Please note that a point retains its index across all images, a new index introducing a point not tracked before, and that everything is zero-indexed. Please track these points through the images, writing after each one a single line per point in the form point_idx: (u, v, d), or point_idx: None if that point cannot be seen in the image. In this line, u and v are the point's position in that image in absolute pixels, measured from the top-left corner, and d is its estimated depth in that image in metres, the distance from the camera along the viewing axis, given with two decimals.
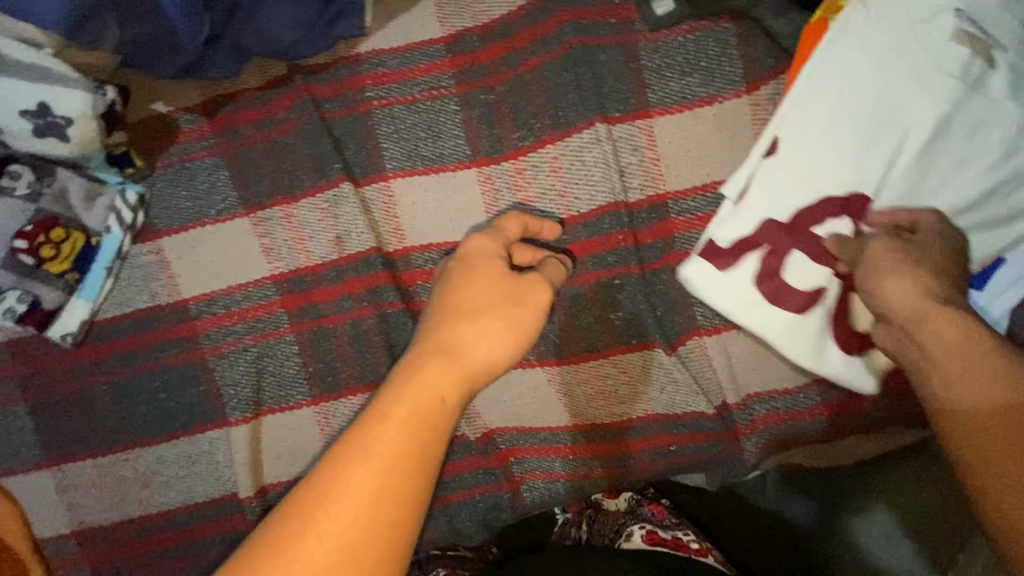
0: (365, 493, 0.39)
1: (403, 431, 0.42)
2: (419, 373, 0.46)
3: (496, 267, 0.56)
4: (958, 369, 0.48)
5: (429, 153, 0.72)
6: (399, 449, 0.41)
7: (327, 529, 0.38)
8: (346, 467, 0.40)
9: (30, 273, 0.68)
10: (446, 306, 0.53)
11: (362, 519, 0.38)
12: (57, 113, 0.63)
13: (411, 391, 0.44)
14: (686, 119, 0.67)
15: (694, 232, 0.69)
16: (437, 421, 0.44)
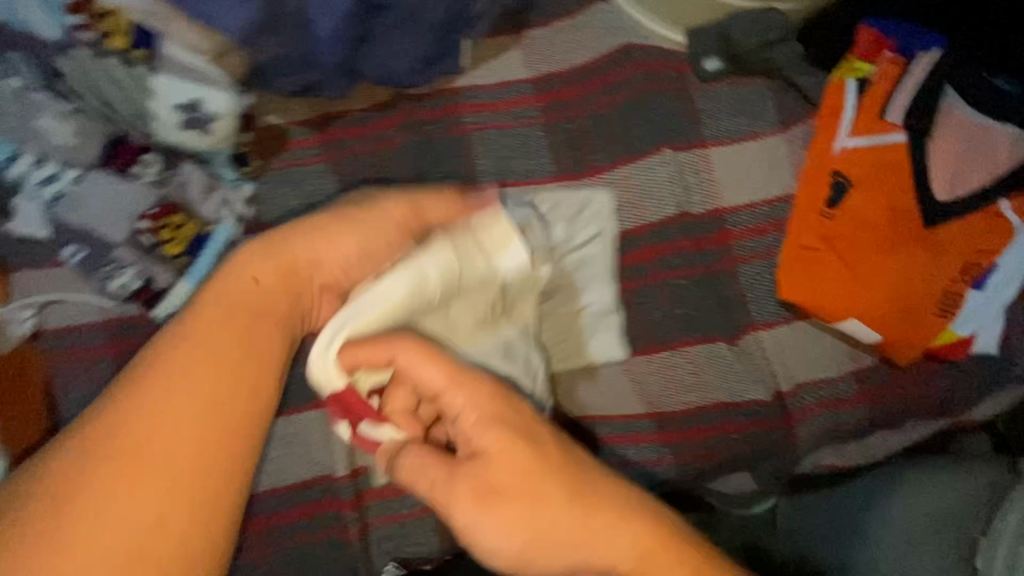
0: (181, 391, 0.52)
1: (206, 360, 0.53)
2: (194, 365, 0.53)
3: (273, 272, 0.61)
4: (531, 515, 0.52)
5: (518, 169, 0.83)
6: (210, 358, 0.54)
7: (133, 432, 0.50)
8: (163, 363, 0.53)
9: (149, 253, 0.72)
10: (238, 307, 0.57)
11: (210, 404, 0.52)
12: (206, 109, 0.71)
13: (225, 288, 0.58)
14: (736, 149, 0.82)
15: (747, 240, 0.80)
16: (257, 324, 0.57)
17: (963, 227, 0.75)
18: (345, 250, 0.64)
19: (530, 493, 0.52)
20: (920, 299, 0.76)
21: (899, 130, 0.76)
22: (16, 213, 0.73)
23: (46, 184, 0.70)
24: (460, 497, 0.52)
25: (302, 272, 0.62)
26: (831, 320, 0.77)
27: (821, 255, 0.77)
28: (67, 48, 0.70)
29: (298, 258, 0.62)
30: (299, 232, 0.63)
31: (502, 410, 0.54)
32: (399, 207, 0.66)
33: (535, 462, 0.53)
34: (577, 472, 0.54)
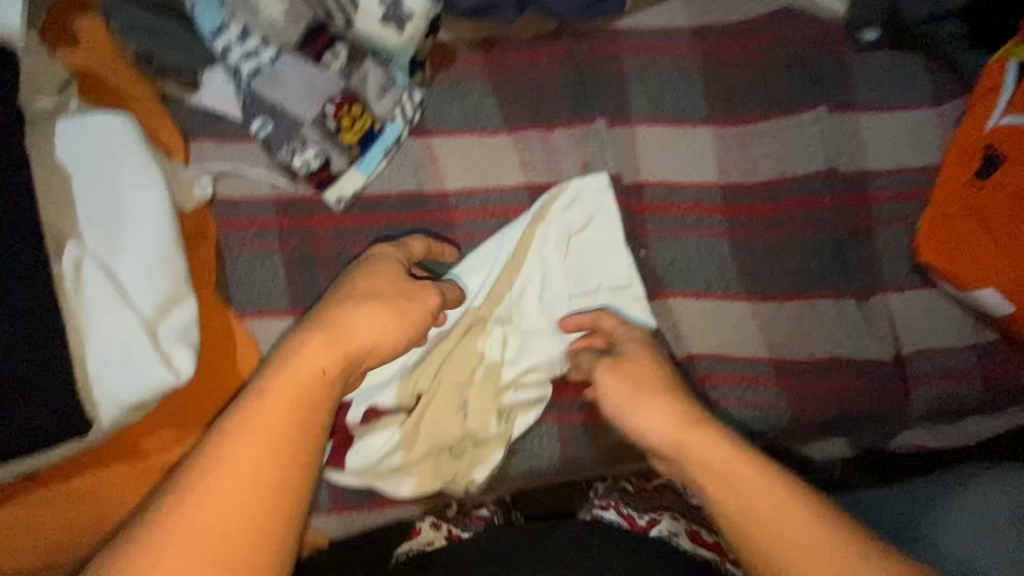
0: (252, 455, 0.47)
1: (271, 412, 0.49)
2: (263, 411, 0.49)
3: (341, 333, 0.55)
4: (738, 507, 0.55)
5: (672, 110, 0.85)
6: (272, 427, 0.48)
7: (203, 489, 0.46)
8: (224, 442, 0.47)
9: (330, 136, 0.76)
10: (309, 365, 0.52)
11: (262, 485, 0.47)
12: (405, 8, 0.75)
13: (281, 382, 0.51)
14: (885, 118, 0.86)
15: (888, 205, 0.84)
16: (313, 398, 0.51)
17: None
18: (381, 326, 0.58)
19: (693, 441, 0.59)
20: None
21: None
22: (204, 83, 0.76)
23: (247, 57, 0.74)
24: (605, 378, 0.68)
25: (347, 342, 0.55)
26: (970, 287, 0.79)
27: (966, 223, 0.79)
28: None
29: (345, 324, 0.56)
30: (350, 301, 0.58)
31: (638, 373, 0.68)
32: (397, 274, 0.63)
33: (703, 429, 0.60)
34: (754, 461, 0.57)
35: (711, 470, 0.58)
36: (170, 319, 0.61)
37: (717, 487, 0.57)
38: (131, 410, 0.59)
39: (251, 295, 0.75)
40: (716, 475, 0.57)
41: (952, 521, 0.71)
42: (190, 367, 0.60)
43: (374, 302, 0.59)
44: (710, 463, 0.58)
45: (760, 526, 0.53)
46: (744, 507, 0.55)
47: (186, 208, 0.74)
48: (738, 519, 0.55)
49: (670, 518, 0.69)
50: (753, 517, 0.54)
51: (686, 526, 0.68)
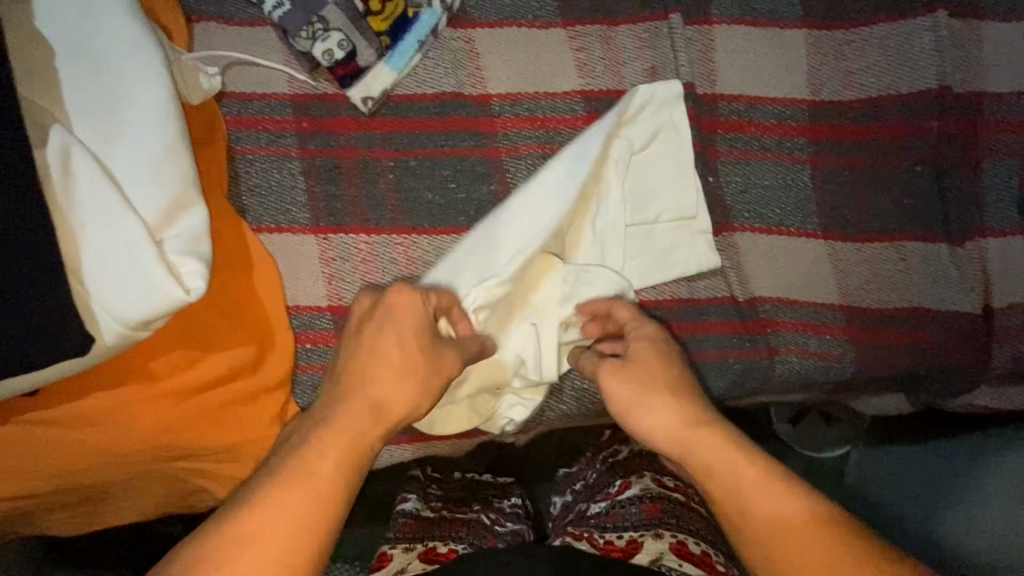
0: (274, 547, 0.45)
1: (292, 494, 0.47)
2: (277, 494, 0.47)
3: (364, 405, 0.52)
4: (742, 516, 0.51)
5: (760, 7, 0.72)
6: (293, 516, 0.46)
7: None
8: (245, 523, 0.45)
9: (356, 20, 0.65)
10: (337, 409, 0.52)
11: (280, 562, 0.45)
12: None
13: (309, 462, 0.49)
14: (1014, 27, 0.72)
15: (1003, 135, 0.72)
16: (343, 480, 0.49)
17: None
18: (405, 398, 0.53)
19: (702, 445, 0.54)
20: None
21: None
22: None
23: None
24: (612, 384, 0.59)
25: (376, 416, 0.52)
26: None
27: None
28: None
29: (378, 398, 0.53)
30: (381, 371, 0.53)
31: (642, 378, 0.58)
32: (423, 330, 0.55)
33: (717, 433, 0.54)
34: (771, 472, 0.52)
35: (719, 475, 0.53)
36: (177, 227, 0.53)
37: (723, 492, 0.52)
38: (138, 328, 0.51)
39: (266, 206, 0.66)
40: (730, 482, 0.52)
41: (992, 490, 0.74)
42: (201, 282, 0.52)
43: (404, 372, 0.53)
44: (719, 466, 0.53)
45: (758, 526, 0.50)
46: (750, 516, 0.51)
47: (192, 102, 0.63)
48: (740, 520, 0.51)
49: (652, 536, 0.64)
50: (755, 525, 0.50)
51: (670, 541, 0.63)
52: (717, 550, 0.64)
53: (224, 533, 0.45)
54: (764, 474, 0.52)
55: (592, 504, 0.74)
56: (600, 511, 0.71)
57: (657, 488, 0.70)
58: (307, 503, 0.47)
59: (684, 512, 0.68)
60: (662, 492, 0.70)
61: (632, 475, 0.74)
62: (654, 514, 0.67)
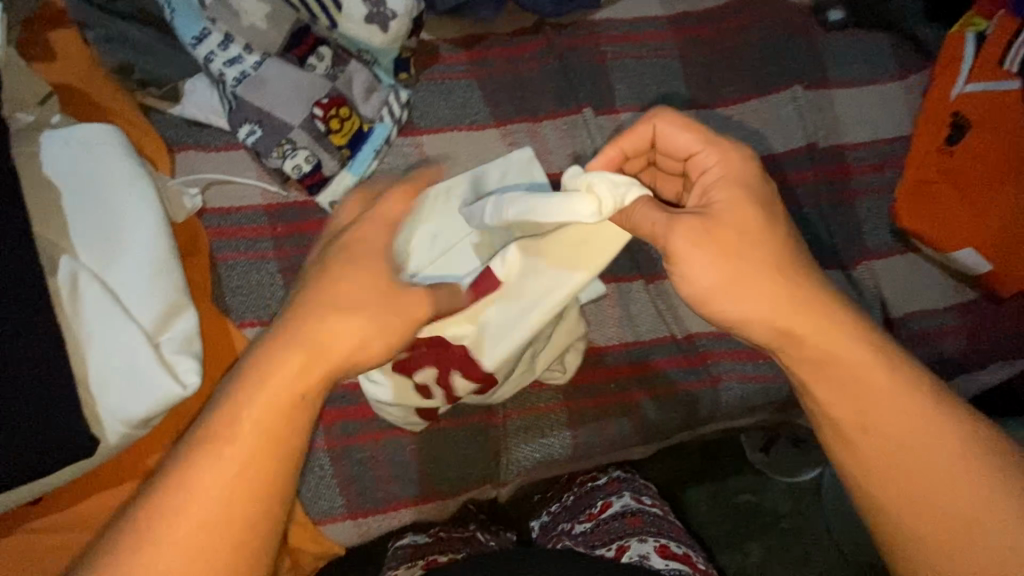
0: (220, 490, 0.43)
1: (259, 420, 0.45)
2: (244, 421, 0.45)
3: (325, 337, 0.48)
4: (845, 397, 0.52)
5: (654, 96, 0.87)
6: (229, 470, 0.44)
7: (182, 492, 0.43)
8: (177, 485, 0.43)
9: (320, 139, 0.76)
10: (310, 340, 0.47)
11: (242, 487, 0.44)
12: (388, 6, 0.74)
13: (277, 387, 0.46)
14: (858, 92, 0.89)
15: (866, 176, 0.88)
16: (281, 428, 0.45)
17: None
18: (358, 333, 0.49)
19: (811, 329, 0.52)
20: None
21: (1013, 79, 0.81)
22: (185, 94, 0.76)
23: (231, 65, 0.74)
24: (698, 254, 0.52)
25: (332, 355, 0.48)
26: (949, 250, 0.82)
27: (941, 187, 0.83)
28: None
29: (320, 337, 0.48)
30: (324, 310, 0.48)
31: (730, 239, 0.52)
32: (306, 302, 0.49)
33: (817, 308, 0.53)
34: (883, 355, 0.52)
35: (831, 373, 0.52)
36: (171, 330, 0.59)
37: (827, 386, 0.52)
38: (139, 426, 0.57)
39: (248, 304, 0.73)
40: (821, 361, 0.53)
41: None
42: (196, 378, 0.59)
43: (358, 305, 0.49)
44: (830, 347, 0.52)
45: (858, 405, 0.51)
46: (852, 403, 0.52)
47: (177, 220, 0.72)
48: (850, 415, 0.52)
49: (638, 542, 0.75)
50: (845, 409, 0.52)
51: (653, 544, 0.74)
52: (696, 551, 0.75)
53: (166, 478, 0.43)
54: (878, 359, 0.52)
55: (575, 523, 0.84)
56: (587, 529, 0.81)
57: (636, 504, 0.82)
58: (239, 456, 0.44)
59: (662, 522, 0.80)
60: (640, 507, 0.82)
61: (612, 495, 0.85)
62: (636, 525, 0.78)
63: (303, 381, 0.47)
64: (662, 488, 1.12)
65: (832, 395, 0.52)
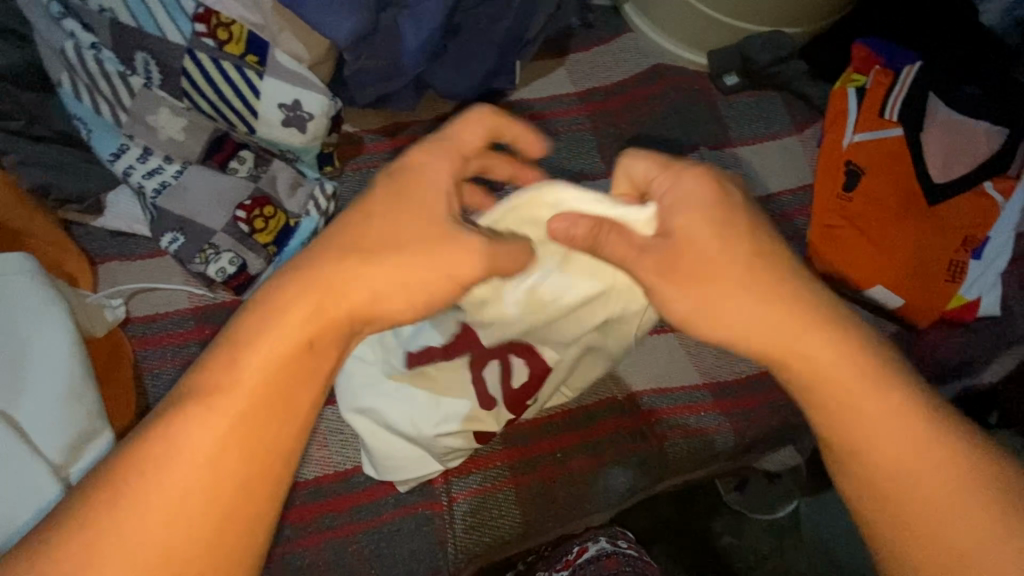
0: (206, 464, 0.41)
1: (250, 385, 0.43)
2: (245, 383, 0.43)
3: (352, 289, 0.46)
4: (874, 428, 0.47)
5: (572, 168, 0.92)
6: (222, 427, 0.42)
7: (176, 459, 0.40)
8: (169, 442, 0.41)
9: (243, 239, 0.77)
10: (340, 294, 0.46)
11: (226, 471, 0.41)
12: (305, 109, 0.77)
13: (279, 341, 0.44)
14: (759, 147, 0.95)
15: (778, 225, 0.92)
16: (292, 390, 0.44)
17: (970, 200, 0.88)
18: (382, 288, 0.47)
19: (799, 334, 0.49)
20: (950, 226, 0.87)
21: (896, 125, 0.89)
22: (108, 207, 0.77)
23: (150, 176, 0.75)
24: (665, 286, 0.50)
25: (345, 303, 0.46)
26: (860, 287, 0.87)
27: (847, 232, 0.87)
28: (190, 50, 0.73)
29: (348, 288, 0.46)
30: (355, 257, 0.47)
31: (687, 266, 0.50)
32: (356, 285, 0.46)
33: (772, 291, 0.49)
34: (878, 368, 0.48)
35: (827, 393, 0.48)
36: (83, 459, 0.58)
37: (809, 391, 0.49)
38: None
39: None
40: (848, 388, 0.48)
41: None
42: None
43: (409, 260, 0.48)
44: (794, 348, 0.49)
45: (874, 440, 0.47)
46: (869, 435, 0.47)
47: (97, 335, 0.70)
48: (868, 445, 0.47)
49: None
50: (889, 414, 0.47)
51: None
52: None
53: (162, 428, 0.41)
54: (826, 347, 0.48)
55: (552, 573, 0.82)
56: None
57: (611, 546, 0.81)
58: (235, 415, 0.42)
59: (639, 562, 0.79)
60: (616, 548, 0.81)
61: (588, 538, 0.83)
62: (613, 567, 0.78)
63: (323, 332, 0.45)
64: (640, 542, 1.08)
65: (814, 397, 0.49)
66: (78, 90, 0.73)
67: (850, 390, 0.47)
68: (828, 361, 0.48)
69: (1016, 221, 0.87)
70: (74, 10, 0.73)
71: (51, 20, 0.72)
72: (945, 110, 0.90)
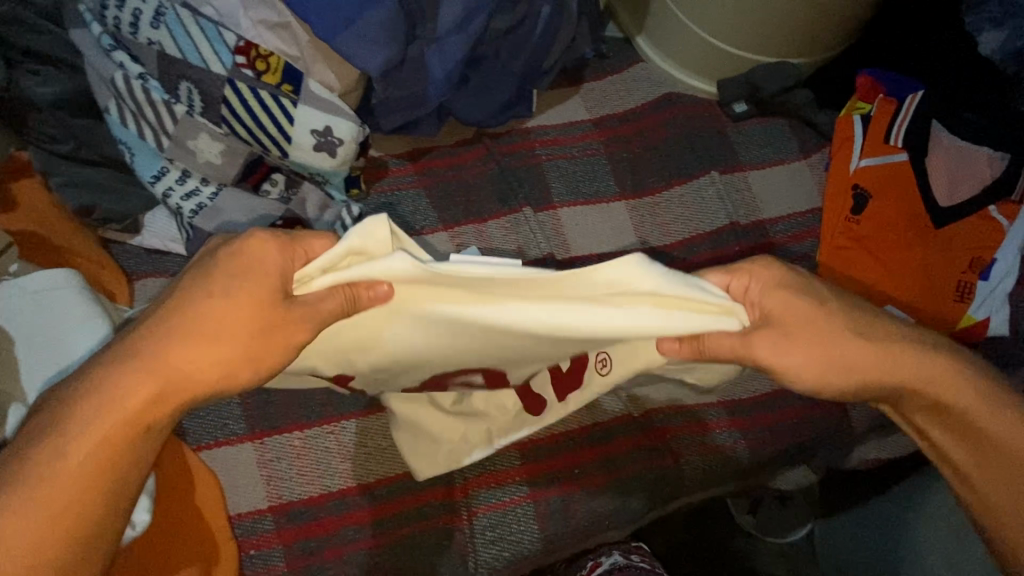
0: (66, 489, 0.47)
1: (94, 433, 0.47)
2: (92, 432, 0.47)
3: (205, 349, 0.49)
4: (992, 450, 0.54)
5: (587, 191, 0.96)
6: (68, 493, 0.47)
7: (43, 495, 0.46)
8: (41, 479, 0.46)
9: None
10: (183, 343, 0.48)
11: (83, 492, 0.47)
12: (335, 135, 0.82)
13: (131, 393, 0.48)
14: (768, 171, 0.99)
15: (789, 246, 0.95)
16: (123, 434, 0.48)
17: (975, 223, 0.90)
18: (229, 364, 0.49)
19: (917, 367, 0.54)
20: (961, 249, 0.89)
21: (901, 151, 0.93)
22: (145, 226, 0.81)
23: (187, 198, 0.79)
24: None
25: (194, 360, 0.49)
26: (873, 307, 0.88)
27: (855, 253, 0.90)
28: (230, 80, 0.77)
29: (183, 355, 0.48)
30: (184, 331, 0.48)
31: None
32: (185, 345, 0.48)
33: (865, 320, 0.54)
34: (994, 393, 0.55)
35: (957, 416, 0.55)
36: None
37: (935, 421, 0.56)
38: None
39: (205, 426, 0.73)
40: (964, 416, 0.55)
41: (923, 532, 0.83)
42: (148, 514, 0.62)
43: (224, 326, 0.49)
44: (939, 384, 0.54)
45: (999, 462, 0.54)
46: (996, 452, 0.54)
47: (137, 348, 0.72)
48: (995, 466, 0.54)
49: None
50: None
51: None
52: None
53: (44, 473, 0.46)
54: (950, 383, 0.54)
55: None
56: None
57: (624, 560, 0.81)
58: (79, 471, 0.47)
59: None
60: (628, 562, 0.81)
61: (602, 554, 0.84)
62: None
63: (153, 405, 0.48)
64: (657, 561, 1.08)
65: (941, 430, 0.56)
66: (125, 116, 0.78)
67: (963, 405, 0.54)
68: (953, 387, 0.54)
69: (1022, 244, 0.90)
70: (124, 42, 0.78)
71: (102, 52, 0.77)
72: (949, 136, 0.94)
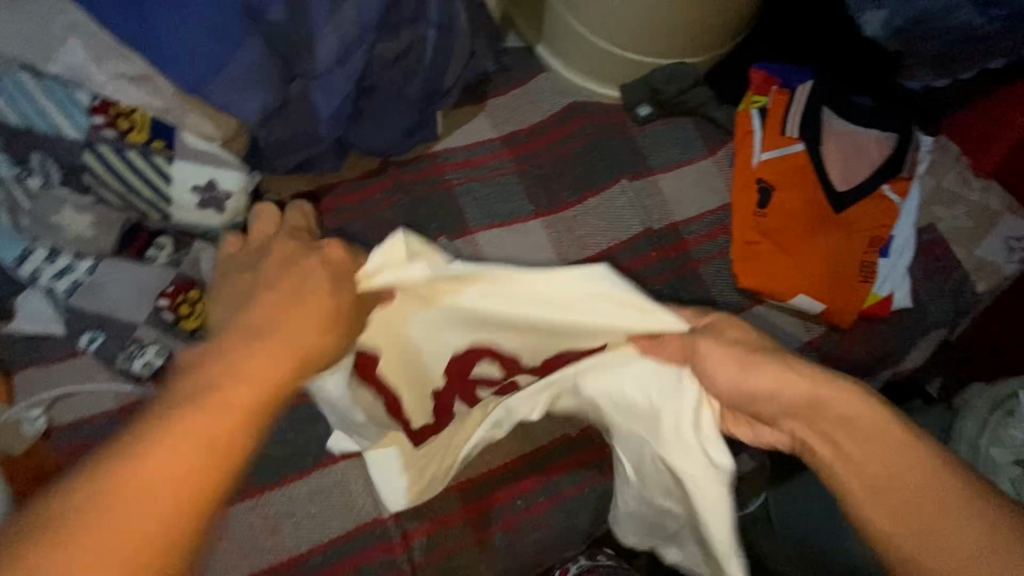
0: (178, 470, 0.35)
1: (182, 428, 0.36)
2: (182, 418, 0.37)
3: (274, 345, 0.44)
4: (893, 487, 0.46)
5: (502, 213, 0.94)
6: (191, 525, 0.35)
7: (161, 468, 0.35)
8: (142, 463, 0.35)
9: (168, 330, 0.74)
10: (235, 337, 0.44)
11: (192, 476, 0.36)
12: (221, 189, 0.77)
13: (218, 380, 0.40)
14: (676, 173, 1.00)
15: (704, 245, 0.96)
16: None
17: (871, 204, 0.95)
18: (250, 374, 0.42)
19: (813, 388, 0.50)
20: (861, 231, 0.94)
21: (798, 142, 0.96)
22: (18, 311, 0.73)
23: (60, 276, 0.72)
24: None
25: (235, 359, 0.42)
26: (786, 298, 0.92)
27: (764, 247, 0.92)
28: (89, 146, 0.71)
29: (237, 353, 0.42)
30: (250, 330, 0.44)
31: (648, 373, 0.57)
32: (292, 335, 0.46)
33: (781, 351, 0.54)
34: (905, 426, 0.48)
35: (857, 443, 0.48)
36: None
37: (842, 460, 0.49)
38: None
39: None
40: (868, 445, 0.47)
41: None
42: None
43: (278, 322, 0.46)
44: (858, 425, 0.48)
45: (898, 500, 0.45)
46: (894, 490, 0.46)
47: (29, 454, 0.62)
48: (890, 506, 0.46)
49: None
50: (946, 521, 0.44)
51: None
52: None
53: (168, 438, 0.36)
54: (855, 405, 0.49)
55: None
56: None
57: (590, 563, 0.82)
58: None
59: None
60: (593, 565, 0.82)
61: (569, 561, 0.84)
62: None
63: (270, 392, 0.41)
64: None
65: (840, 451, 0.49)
66: None
67: (865, 429, 0.48)
68: (856, 410, 0.49)
69: (913, 219, 0.96)
70: None
71: None
72: (840, 121, 0.98)
